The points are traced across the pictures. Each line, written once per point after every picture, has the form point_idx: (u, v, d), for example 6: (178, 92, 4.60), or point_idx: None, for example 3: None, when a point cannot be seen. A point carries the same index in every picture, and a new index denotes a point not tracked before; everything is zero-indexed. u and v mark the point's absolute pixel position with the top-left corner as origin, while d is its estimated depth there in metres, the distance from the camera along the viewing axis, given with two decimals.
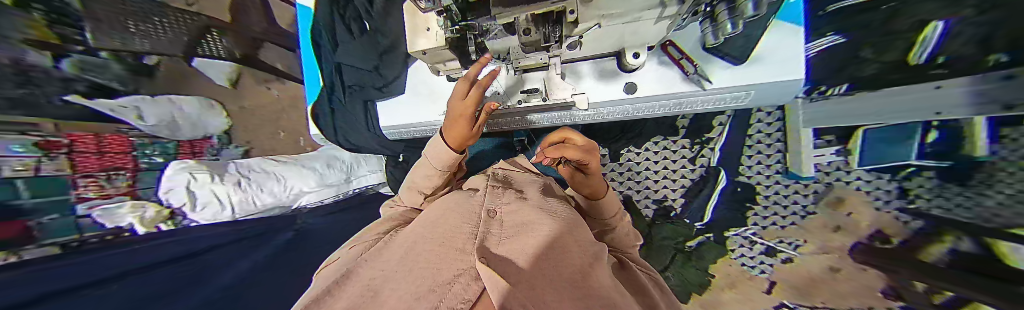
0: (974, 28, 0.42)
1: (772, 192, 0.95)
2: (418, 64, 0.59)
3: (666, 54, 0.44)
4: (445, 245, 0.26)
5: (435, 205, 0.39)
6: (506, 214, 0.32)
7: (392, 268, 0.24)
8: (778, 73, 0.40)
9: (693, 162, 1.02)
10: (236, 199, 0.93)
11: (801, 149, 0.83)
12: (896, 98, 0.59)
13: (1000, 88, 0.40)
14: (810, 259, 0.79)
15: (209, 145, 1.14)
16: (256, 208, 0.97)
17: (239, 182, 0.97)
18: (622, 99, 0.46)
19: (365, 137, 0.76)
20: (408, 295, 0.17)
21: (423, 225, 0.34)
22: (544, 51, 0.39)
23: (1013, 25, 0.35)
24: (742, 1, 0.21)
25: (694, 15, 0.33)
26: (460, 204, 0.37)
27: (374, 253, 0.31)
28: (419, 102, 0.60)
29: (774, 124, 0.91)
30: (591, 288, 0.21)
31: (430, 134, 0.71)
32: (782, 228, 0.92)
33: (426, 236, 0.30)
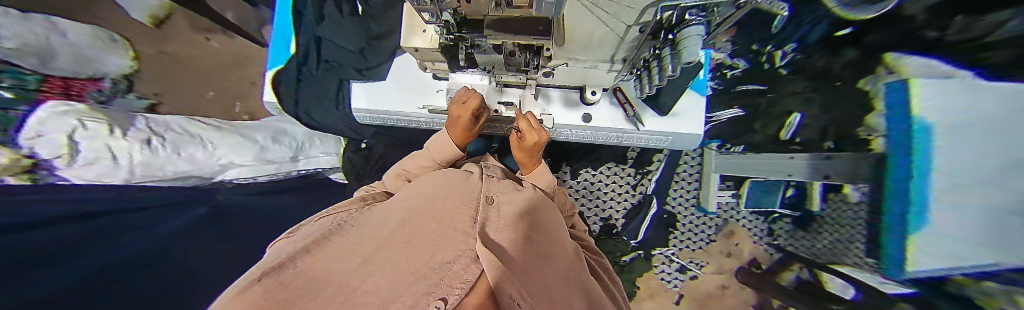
0: (822, 121, 0.72)
1: (688, 221, 1.16)
2: (407, 56, 0.60)
3: (615, 97, 0.56)
4: (443, 225, 0.28)
5: (433, 183, 0.41)
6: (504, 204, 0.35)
7: (384, 240, 0.25)
8: (684, 127, 0.56)
9: (634, 188, 1.18)
10: (142, 161, 0.51)
11: (710, 189, 1.07)
12: (762, 159, 0.85)
13: (830, 164, 0.66)
14: (709, 277, 1.12)
15: (100, 89, 0.56)
16: (162, 177, 0.54)
17: (149, 142, 0.53)
18: (580, 125, 0.56)
19: (332, 115, 0.72)
20: (408, 272, 0.19)
21: (417, 204, 0.35)
22: (523, 73, 0.46)
23: (845, 126, 0.65)
24: (666, 64, 0.30)
25: (632, 73, 0.44)
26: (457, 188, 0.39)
27: (358, 223, 0.30)
28: (401, 93, 0.60)
29: (695, 167, 1.14)
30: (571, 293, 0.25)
31: (406, 125, 0.70)
32: (692, 250, 1.15)
33: (422, 217, 0.31)
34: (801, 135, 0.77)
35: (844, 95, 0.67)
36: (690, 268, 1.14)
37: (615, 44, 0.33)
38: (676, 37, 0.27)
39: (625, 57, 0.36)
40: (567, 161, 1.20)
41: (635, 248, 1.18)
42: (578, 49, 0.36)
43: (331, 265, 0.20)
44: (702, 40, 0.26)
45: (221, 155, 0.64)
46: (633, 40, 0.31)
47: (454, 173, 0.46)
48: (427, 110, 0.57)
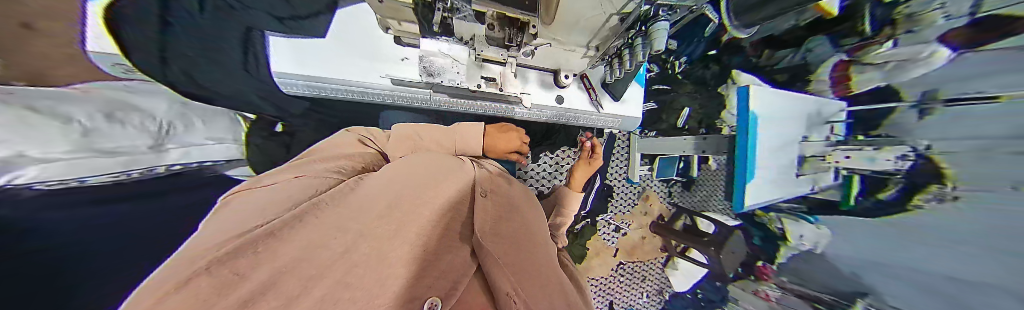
0: (705, 112, 1.12)
1: (620, 191, 1.45)
2: (361, 8, 0.49)
3: (581, 83, 0.63)
4: (434, 224, 0.30)
5: (425, 167, 0.40)
6: (494, 200, 0.39)
7: (371, 232, 0.25)
8: (629, 112, 0.69)
9: (583, 168, 1.37)
10: None
11: (634, 165, 1.37)
12: (663, 142, 1.11)
13: (708, 142, 0.90)
14: (634, 231, 1.46)
15: None
16: None
17: None
18: (554, 107, 0.61)
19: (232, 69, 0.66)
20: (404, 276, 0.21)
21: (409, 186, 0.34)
22: (505, 49, 0.46)
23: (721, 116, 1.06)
24: (636, 52, 0.38)
25: (601, 61, 0.51)
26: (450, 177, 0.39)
27: (336, 206, 0.28)
28: (352, 55, 0.48)
29: (625, 148, 1.41)
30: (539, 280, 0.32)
31: (352, 98, 0.57)
32: (623, 214, 1.46)
33: (415, 202, 0.31)
34: (688, 124, 1.16)
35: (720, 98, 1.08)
36: (622, 227, 1.45)
37: (595, 31, 0.37)
38: (649, 29, 0.33)
39: (599, 45, 0.42)
40: (528, 145, 1.28)
41: (583, 217, 1.41)
42: (563, 32, 0.38)
43: (310, 255, 0.20)
44: (668, 33, 0.32)
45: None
46: (610, 29, 0.36)
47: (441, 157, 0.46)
48: (392, 81, 0.48)
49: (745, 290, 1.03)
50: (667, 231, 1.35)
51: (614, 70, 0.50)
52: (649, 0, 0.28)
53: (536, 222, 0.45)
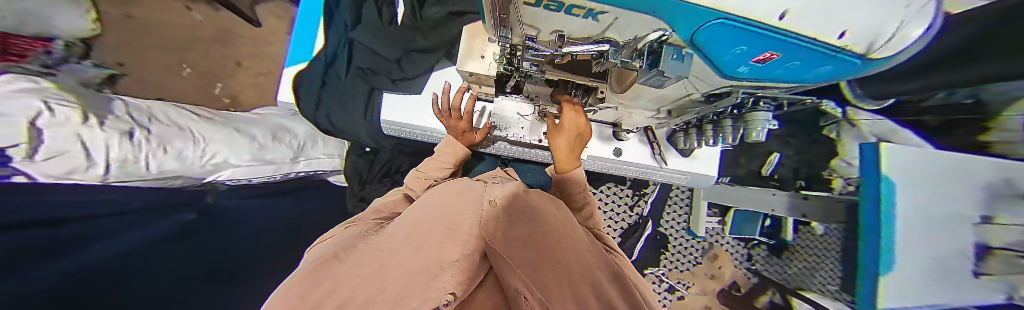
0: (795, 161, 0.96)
1: (678, 242, 1.30)
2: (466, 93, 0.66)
3: (645, 135, 0.58)
4: (450, 227, 0.30)
5: (447, 191, 0.45)
6: (502, 201, 0.37)
7: (395, 245, 0.28)
8: (706, 169, 0.60)
9: (631, 208, 1.28)
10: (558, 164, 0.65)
11: (699, 214, 1.22)
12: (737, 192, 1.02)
13: (807, 204, 0.83)
14: (694, 298, 1.26)
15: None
16: None
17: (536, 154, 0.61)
18: (610, 158, 0.58)
19: (354, 119, 0.79)
20: (407, 272, 0.21)
21: (433, 208, 0.38)
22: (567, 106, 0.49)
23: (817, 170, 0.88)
24: (754, 131, 0.34)
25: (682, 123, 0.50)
26: (466, 192, 0.42)
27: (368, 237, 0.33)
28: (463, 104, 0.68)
29: (683, 198, 1.30)
30: (587, 282, 0.26)
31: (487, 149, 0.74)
32: (680, 271, 1.29)
33: (432, 219, 0.33)
34: (778, 173, 0.98)
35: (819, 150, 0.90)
36: (677, 289, 1.27)
37: (671, 102, 0.38)
38: (744, 114, 0.35)
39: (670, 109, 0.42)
40: None
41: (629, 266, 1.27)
42: (632, 97, 0.39)
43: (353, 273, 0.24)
44: (770, 120, 0.33)
45: (212, 153, 0.59)
46: (692, 100, 0.36)
47: (468, 180, 0.52)
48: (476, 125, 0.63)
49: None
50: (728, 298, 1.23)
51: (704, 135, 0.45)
52: (754, 92, 0.29)
53: (565, 220, 0.41)
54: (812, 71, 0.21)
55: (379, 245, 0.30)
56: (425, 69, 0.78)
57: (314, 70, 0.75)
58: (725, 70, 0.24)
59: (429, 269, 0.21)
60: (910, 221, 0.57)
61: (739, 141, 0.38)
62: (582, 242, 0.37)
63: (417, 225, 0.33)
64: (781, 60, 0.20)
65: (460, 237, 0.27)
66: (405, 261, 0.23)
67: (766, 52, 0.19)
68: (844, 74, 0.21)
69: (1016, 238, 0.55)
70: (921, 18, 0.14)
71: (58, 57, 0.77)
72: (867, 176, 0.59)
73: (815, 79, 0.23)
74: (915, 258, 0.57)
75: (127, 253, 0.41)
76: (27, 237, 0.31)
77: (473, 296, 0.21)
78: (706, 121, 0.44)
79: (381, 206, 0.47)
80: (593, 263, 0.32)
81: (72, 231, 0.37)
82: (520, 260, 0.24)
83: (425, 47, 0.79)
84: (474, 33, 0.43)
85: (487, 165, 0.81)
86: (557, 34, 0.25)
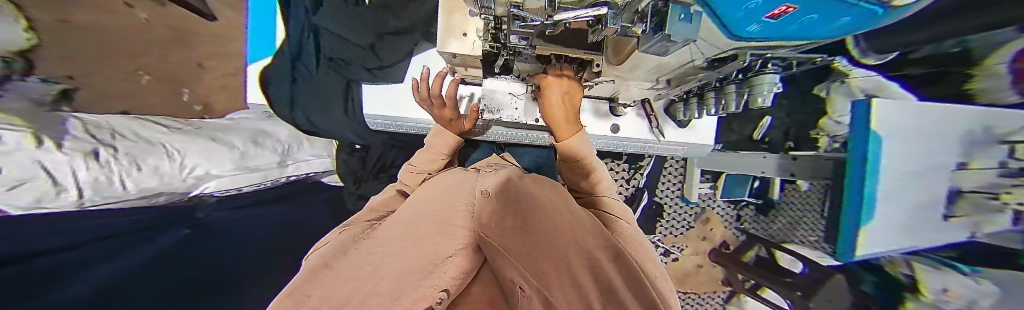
0: (787, 123, 0.96)
1: (672, 210, 1.36)
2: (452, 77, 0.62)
3: (642, 109, 0.57)
4: (444, 223, 0.29)
5: (441, 185, 0.44)
6: (496, 192, 0.37)
7: (391, 245, 0.28)
8: (701, 139, 0.60)
9: (628, 182, 1.31)
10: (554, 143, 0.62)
11: (693, 182, 1.26)
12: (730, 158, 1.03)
13: (796, 164, 0.84)
14: (687, 258, 1.36)
15: None
16: None
17: None
18: (607, 135, 0.57)
19: (333, 116, 0.74)
20: (402, 273, 0.20)
21: (427, 204, 0.37)
22: None
23: None
24: (756, 98, 0.33)
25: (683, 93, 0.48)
26: (458, 187, 0.41)
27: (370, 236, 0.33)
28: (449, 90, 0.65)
29: (678, 168, 1.32)
30: (587, 267, 0.25)
31: (479, 137, 0.72)
32: (675, 236, 1.37)
33: (427, 216, 0.32)
34: (768, 136, 1.00)
35: (810, 109, 0.91)
36: (672, 251, 1.36)
37: (670, 71, 0.36)
38: (749, 77, 0.34)
39: (670, 78, 0.40)
40: None
41: None
42: (628, 68, 0.36)
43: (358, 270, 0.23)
44: (776, 83, 0.32)
45: (190, 165, 0.55)
46: (691, 66, 0.34)
47: (461, 172, 0.51)
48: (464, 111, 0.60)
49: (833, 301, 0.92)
50: (718, 256, 1.32)
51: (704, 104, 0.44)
52: (759, 54, 0.27)
53: (563, 205, 0.40)
54: (830, 24, 0.19)
55: (373, 247, 0.29)
56: (403, 54, 0.73)
57: (280, 65, 0.68)
58: (735, 30, 0.22)
59: (423, 268, 0.20)
60: (891, 173, 0.59)
61: (742, 109, 0.37)
62: (580, 224, 0.37)
63: (411, 224, 0.32)
64: (797, 13, 0.18)
65: (456, 234, 0.26)
66: (398, 265, 0.22)
67: (782, 7, 0.17)
68: (860, 26, 0.20)
69: (987, 181, 0.60)
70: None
71: (56, 83, 0.50)
72: (855, 134, 0.60)
73: (831, 32, 0.21)
74: (891, 207, 0.61)
75: (143, 269, 0.42)
76: (49, 262, 0.31)
77: (467, 289, 0.20)
78: (707, 89, 0.42)
79: (376, 204, 0.47)
80: (592, 244, 0.31)
81: (87, 253, 0.37)
82: (514, 249, 0.22)
83: (400, 28, 0.73)
84: (452, 5, 0.38)
85: (482, 152, 0.79)
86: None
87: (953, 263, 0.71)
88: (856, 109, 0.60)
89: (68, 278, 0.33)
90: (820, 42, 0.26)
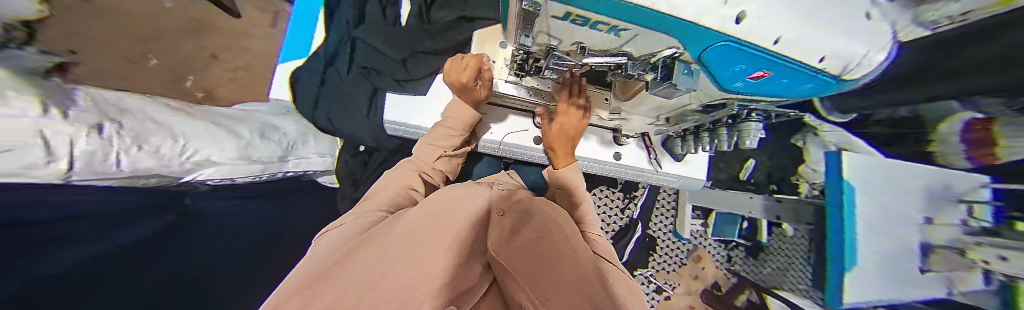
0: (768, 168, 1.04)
1: (665, 244, 1.36)
2: None
3: (642, 141, 0.62)
4: (455, 235, 0.29)
5: (454, 195, 0.44)
6: (508, 212, 0.36)
7: (399, 251, 0.26)
8: (694, 174, 0.64)
9: (622, 211, 1.33)
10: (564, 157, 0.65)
11: (684, 217, 1.29)
12: (720, 195, 1.08)
13: (780, 206, 0.89)
14: (679, 296, 1.32)
15: None
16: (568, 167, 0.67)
17: None
18: (609, 161, 0.61)
19: (349, 116, 0.74)
20: (409, 277, 0.19)
21: (435, 214, 0.36)
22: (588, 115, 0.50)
23: None
24: (745, 141, 0.38)
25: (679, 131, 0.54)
26: (472, 199, 0.41)
27: (380, 232, 0.32)
28: None
29: (670, 202, 1.36)
30: (592, 293, 0.25)
31: (485, 150, 0.74)
32: (667, 272, 1.34)
33: (437, 225, 0.32)
34: (755, 177, 1.06)
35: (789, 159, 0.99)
36: (664, 288, 1.32)
37: (670, 110, 0.42)
38: (738, 123, 0.39)
39: (669, 116, 0.46)
40: None
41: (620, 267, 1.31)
42: (637, 104, 0.42)
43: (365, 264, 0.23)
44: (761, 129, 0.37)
45: (192, 150, 0.55)
46: (690, 108, 0.39)
47: (470, 187, 0.51)
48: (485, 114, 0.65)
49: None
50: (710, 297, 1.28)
51: (699, 140, 0.49)
52: (746, 104, 0.33)
53: (569, 233, 0.40)
54: (793, 85, 0.26)
55: (378, 246, 0.28)
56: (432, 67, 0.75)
57: (312, 68, 0.73)
58: (724, 85, 0.28)
59: (432, 280, 0.18)
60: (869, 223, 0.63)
61: (732, 148, 0.42)
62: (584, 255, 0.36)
63: (420, 230, 0.32)
64: (771, 78, 0.25)
65: (462, 252, 0.26)
66: (407, 266, 0.21)
67: (760, 71, 0.24)
68: (814, 90, 0.27)
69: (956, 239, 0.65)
70: (861, 47, 0.21)
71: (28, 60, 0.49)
72: (831, 183, 0.66)
73: (802, 95, 0.28)
74: (868, 258, 0.63)
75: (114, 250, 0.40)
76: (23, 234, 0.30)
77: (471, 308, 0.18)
78: (701, 127, 0.48)
79: (390, 180, 0.48)
80: (596, 277, 0.31)
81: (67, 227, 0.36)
82: (524, 273, 0.22)
83: (434, 48, 0.78)
84: (485, 38, 0.46)
85: (485, 167, 0.81)
86: (578, 46, 0.28)
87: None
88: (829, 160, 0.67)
89: (50, 250, 0.32)
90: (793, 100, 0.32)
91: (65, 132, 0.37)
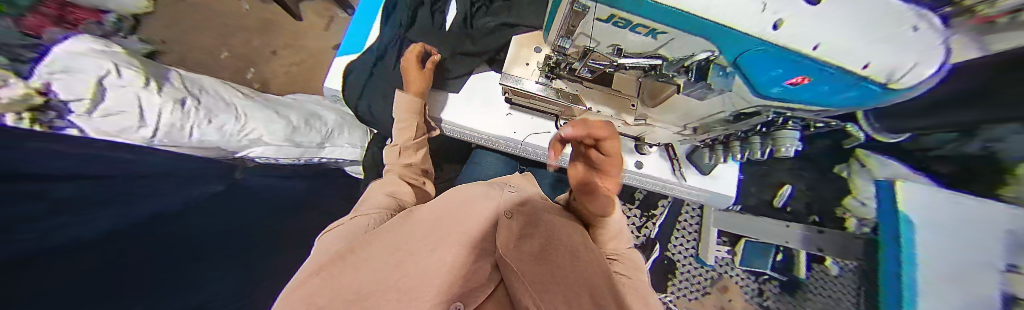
0: None
1: (685, 269, 1.25)
2: (486, 74, 0.79)
3: (665, 152, 0.62)
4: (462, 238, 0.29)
5: (462, 190, 0.43)
6: (518, 214, 0.35)
7: (407, 253, 0.28)
8: (723, 190, 0.61)
9: (639, 229, 1.27)
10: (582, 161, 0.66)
11: (708, 242, 1.19)
12: (754, 222, 0.97)
13: (823, 239, 0.79)
14: None
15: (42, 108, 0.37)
16: None
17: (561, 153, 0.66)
18: (631, 170, 0.61)
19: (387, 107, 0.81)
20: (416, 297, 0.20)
21: (442, 212, 0.37)
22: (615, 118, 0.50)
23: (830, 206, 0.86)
24: (783, 149, 0.37)
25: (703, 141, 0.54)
26: (481, 195, 0.41)
27: (393, 228, 0.34)
28: (480, 101, 0.74)
29: (693, 224, 1.27)
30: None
31: (505, 148, 0.77)
32: (687, 301, 1.21)
33: (444, 225, 0.32)
34: (789, 205, 0.95)
35: None
36: None
37: (697, 119, 0.43)
38: (772, 131, 0.38)
39: (697, 126, 0.46)
40: None
41: None
42: (665, 110, 0.43)
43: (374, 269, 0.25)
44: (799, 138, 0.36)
45: (250, 129, 0.65)
46: (719, 116, 0.40)
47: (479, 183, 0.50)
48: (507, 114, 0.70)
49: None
50: None
51: (727, 150, 0.48)
52: (782, 111, 0.33)
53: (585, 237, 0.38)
54: (840, 92, 0.25)
55: (393, 242, 0.30)
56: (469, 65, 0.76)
57: (365, 61, 0.80)
58: (760, 90, 0.29)
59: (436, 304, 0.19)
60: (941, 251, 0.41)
61: (766, 156, 0.41)
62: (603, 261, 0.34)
63: (428, 229, 0.32)
64: (812, 84, 0.25)
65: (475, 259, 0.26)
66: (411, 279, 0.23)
67: (798, 77, 0.25)
68: (865, 98, 0.26)
69: None
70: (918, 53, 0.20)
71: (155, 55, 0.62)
72: (885, 222, 0.48)
73: (844, 103, 0.28)
74: None
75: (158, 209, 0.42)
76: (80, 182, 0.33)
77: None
78: (730, 137, 0.47)
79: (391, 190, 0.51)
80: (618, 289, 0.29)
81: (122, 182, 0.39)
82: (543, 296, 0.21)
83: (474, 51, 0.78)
84: (522, 44, 0.51)
85: (502, 167, 0.81)
86: (615, 48, 0.31)
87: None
88: (880, 192, 0.50)
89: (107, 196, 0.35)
90: (840, 110, 0.32)
91: (156, 103, 0.52)
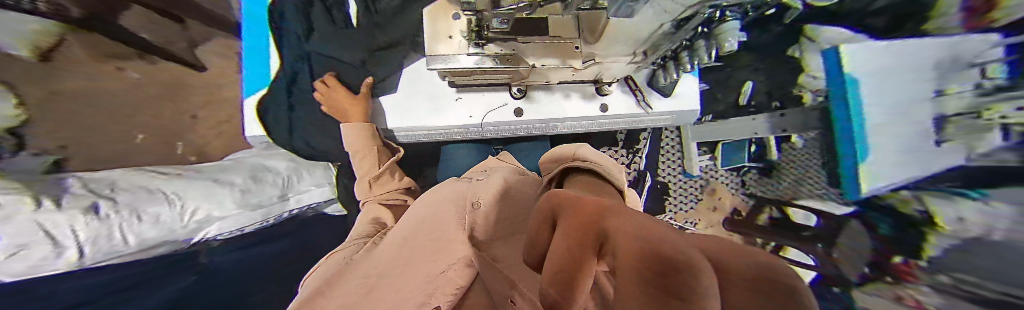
0: None
1: (678, 186, 1.35)
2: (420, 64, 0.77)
3: (626, 86, 0.61)
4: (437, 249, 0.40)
5: (435, 198, 0.51)
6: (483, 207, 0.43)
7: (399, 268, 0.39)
8: (688, 105, 0.62)
9: (629, 166, 1.33)
10: (549, 122, 0.66)
11: (692, 156, 1.27)
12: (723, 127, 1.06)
13: (784, 120, 0.86)
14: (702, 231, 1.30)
15: None
16: (555, 130, 0.69)
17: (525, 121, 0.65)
18: (597, 115, 0.62)
19: None
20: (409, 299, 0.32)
21: (421, 225, 0.45)
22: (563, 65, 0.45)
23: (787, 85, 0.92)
24: (726, 45, 0.36)
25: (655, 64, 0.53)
26: (447, 201, 0.49)
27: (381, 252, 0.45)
28: (431, 95, 0.70)
29: (675, 145, 1.34)
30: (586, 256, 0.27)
31: (473, 136, 0.74)
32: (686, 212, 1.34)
33: (426, 237, 0.42)
34: (754, 99, 1.01)
35: None
36: (686, 228, 1.32)
37: (645, 40, 0.40)
38: (715, 29, 0.36)
39: (647, 49, 0.43)
40: None
41: None
42: (606, 45, 0.40)
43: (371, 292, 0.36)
44: (738, 28, 0.35)
45: None
46: (662, 32, 0.38)
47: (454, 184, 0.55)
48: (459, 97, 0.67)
49: (880, 298, 0.65)
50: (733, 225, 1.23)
51: (680, 64, 0.47)
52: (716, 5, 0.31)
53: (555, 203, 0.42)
54: None
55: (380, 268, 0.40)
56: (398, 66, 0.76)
57: None
58: None
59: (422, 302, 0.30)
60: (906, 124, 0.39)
61: (716, 58, 0.39)
62: None
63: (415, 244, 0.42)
64: None
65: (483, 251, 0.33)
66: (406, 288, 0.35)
67: None
68: None
69: None
70: None
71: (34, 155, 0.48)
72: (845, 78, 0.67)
73: None
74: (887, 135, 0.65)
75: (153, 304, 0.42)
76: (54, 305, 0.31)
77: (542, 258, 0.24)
78: (681, 50, 0.45)
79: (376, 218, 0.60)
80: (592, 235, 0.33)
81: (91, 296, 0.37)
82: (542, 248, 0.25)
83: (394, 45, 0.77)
84: (435, 14, 0.44)
85: (479, 156, 0.79)
86: None
87: (966, 192, 0.54)
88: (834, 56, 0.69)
89: None
90: None
91: None
